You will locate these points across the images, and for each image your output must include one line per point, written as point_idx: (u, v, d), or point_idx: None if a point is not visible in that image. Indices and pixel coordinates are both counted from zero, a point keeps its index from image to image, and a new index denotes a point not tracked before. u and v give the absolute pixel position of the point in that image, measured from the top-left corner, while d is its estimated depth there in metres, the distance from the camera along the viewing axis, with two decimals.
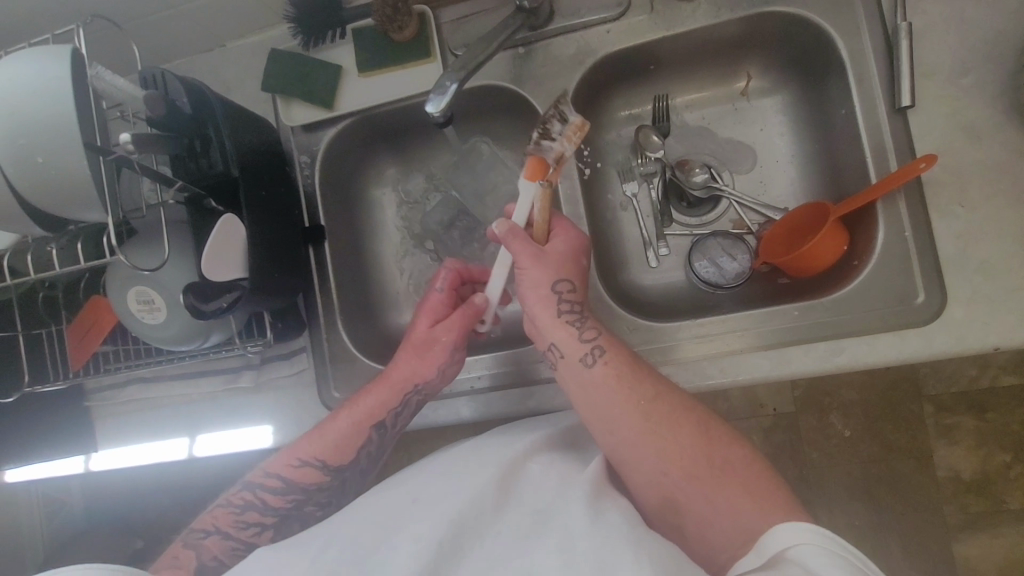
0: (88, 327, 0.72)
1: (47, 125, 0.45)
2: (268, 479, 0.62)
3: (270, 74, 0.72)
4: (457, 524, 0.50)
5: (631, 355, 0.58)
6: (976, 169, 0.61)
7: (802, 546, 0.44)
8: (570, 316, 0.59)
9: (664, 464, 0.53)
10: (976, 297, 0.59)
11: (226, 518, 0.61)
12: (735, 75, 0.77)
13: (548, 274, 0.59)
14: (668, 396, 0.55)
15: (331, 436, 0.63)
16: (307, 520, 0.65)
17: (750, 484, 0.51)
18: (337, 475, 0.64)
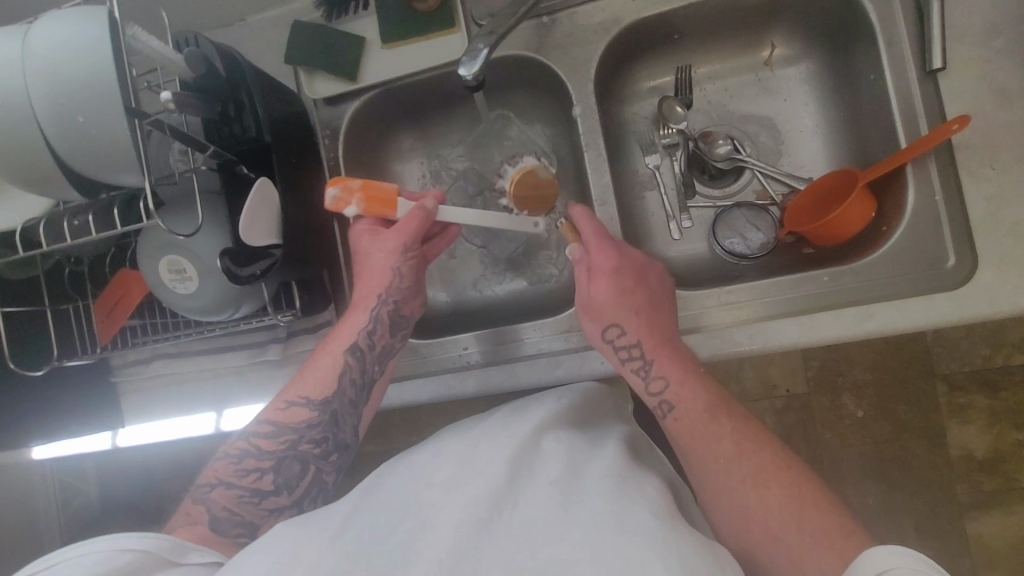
0: (118, 301, 0.73)
1: (88, 86, 0.45)
2: (262, 428, 0.61)
3: (293, 46, 0.72)
4: (475, 503, 0.45)
5: (703, 412, 0.59)
6: (1007, 132, 0.60)
7: (894, 571, 0.43)
8: (636, 363, 0.62)
9: (739, 512, 0.54)
10: (1007, 261, 0.59)
11: (229, 470, 0.60)
12: (759, 45, 0.77)
13: (600, 322, 0.64)
14: (750, 452, 0.56)
15: (315, 371, 0.63)
16: (308, 467, 0.61)
17: (827, 527, 0.50)
18: (326, 407, 0.62)
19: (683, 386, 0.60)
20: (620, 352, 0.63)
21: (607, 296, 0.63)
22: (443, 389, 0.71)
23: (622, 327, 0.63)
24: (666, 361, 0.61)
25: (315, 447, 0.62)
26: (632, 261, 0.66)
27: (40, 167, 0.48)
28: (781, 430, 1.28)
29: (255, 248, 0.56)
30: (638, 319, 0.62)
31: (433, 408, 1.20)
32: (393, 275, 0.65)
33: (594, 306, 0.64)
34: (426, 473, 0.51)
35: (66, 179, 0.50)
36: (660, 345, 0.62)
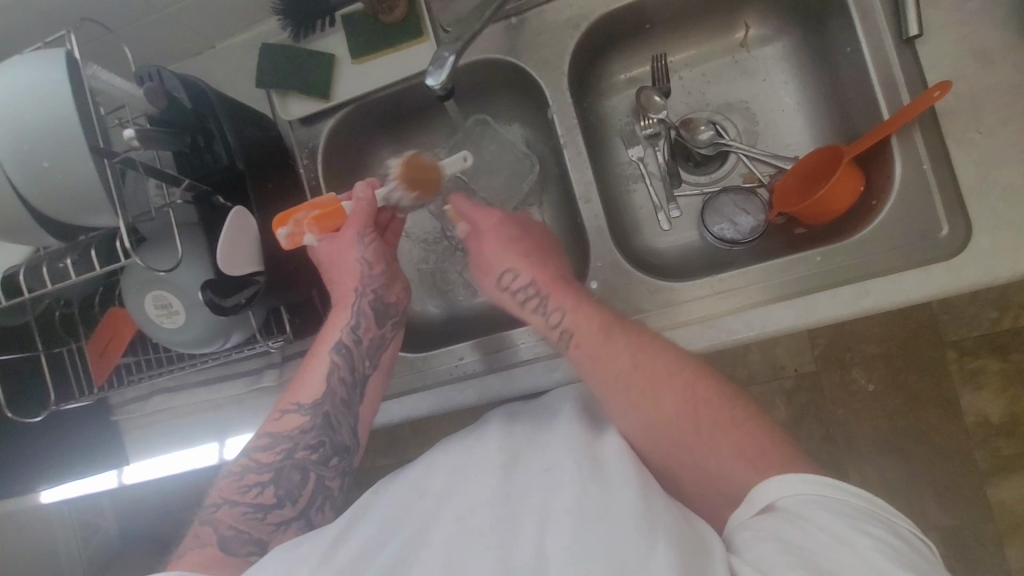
0: (109, 338, 0.72)
1: (51, 132, 0.45)
2: (259, 441, 0.61)
3: (263, 69, 0.71)
4: (466, 516, 0.50)
5: (598, 331, 0.60)
6: (992, 93, 0.59)
7: (789, 495, 0.47)
8: (533, 302, 0.66)
9: (655, 415, 0.55)
10: (1001, 226, 0.58)
11: (231, 486, 0.59)
12: (733, 27, 0.76)
13: (493, 276, 0.69)
14: (646, 359, 0.57)
15: (305, 377, 0.64)
16: (309, 474, 0.60)
17: (746, 430, 0.52)
18: (316, 410, 0.62)
19: (579, 314, 0.62)
20: (518, 296, 0.67)
21: (494, 248, 0.69)
22: (443, 399, 0.71)
23: (514, 270, 0.67)
24: (563, 296, 0.64)
25: (313, 452, 0.61)
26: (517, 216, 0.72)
27: (12, 214, 0.48)
28: (791, 411, 1.27)
29: (235, 277, 0.55)
30: (528, 262, 0.67)
31: (440, 415, 1.20)
32: (359, 265, 0.64)
33: (480, 263, 0.70)
34: (417, 486, 0.55)
35: (40, 225, 0.49)
36: (553, 280, 0.65)
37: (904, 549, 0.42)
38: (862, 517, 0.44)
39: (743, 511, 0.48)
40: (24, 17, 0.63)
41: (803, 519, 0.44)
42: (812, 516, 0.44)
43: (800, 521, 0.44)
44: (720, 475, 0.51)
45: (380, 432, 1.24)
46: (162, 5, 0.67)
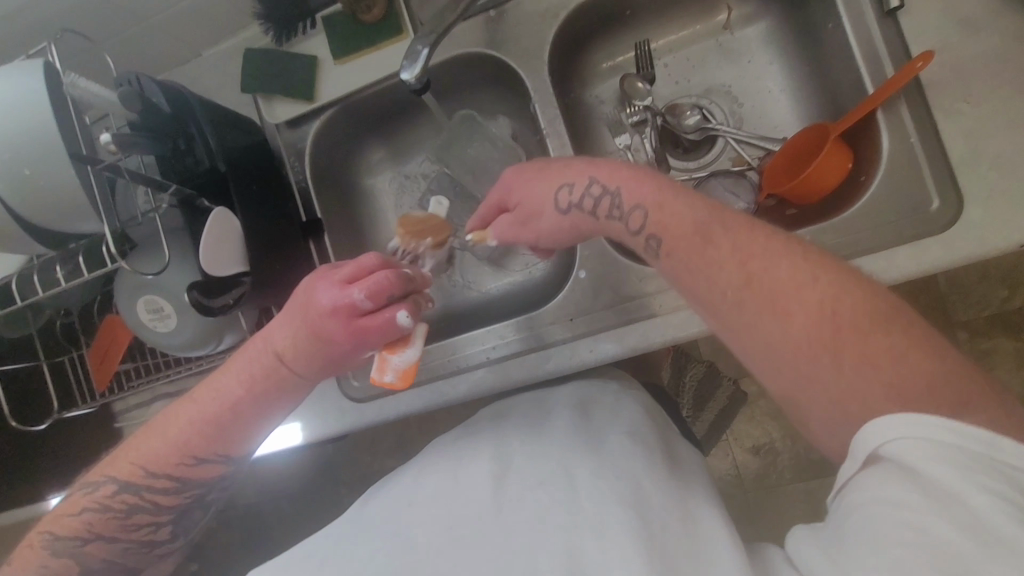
0: (108, 345, 0.73)
1: (31, 140, 0.46)
2: (154, 461, 0.52)
3: (248, 75, 0.72)
4: (455, 526, 0.49)
5: (694, 232, 0.49)
6: (978, 63, 0.58)
7: (899, 445, 0.37)
8: (609, 213, 0.55)
9: (780, 347, 0.43)
10: (993, 198, 0.57)
11: (111, 496, 0.51)
12: (716, 10, 0.75)
13: (550, 204, 0.58)
14: (763, 273, 0.44)
15: (222, 436, 0.53)
16: (211, 506, 0.57)
17: (925, 377, 0.38)
18: (240, 465, 0.56)
19: (665, 209, 0.51)
20: (585, 204, 0.56)
21: (539, 182, 0.58)
22: (437, 395, 0.71)
23: (572, 183, 0.56)
24: (642, 189, 0.53)
25: (219, 492, 0.56)
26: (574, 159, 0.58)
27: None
28: None
29: (223, 277, 0.56)
30: (595, 168, 0.56)
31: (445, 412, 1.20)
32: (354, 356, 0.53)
33: (527, 206, 0.59)
34: (408, 495, 0.55)
35: (26, 232, 0.50)
36: (636, 175, 0.54)
37: None
38: (985, 470, 0.34)
39: (846, 467, 0.40)
40: (12, 32, 0.65)
41: (913, 475, 0.35)
42: (925, 470, 0.35)
43: (907, 481, 0.35)
44: (867, 408, 0.39)
45: (386, 431, 1.24)
46: (144, 14, 0.68)
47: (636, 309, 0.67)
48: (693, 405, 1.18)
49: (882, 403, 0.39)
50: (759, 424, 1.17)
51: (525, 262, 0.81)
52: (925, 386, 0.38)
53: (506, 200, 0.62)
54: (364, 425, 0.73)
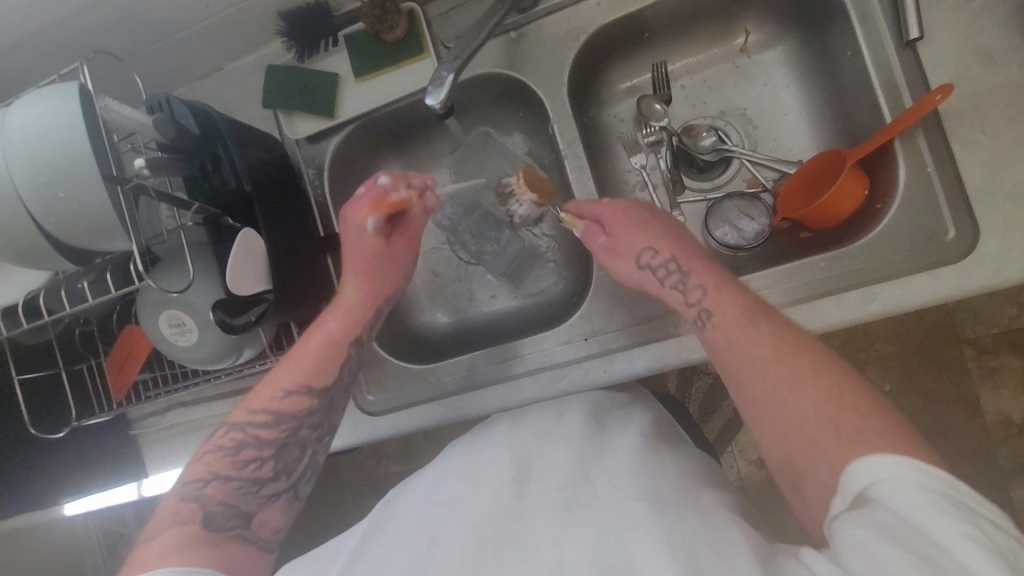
0: (127, 356, 0.74)
1: (64, 162, 0.46)
2: (247, 427, 0.59)
3: (269, 91, 0.73)
4: (471, 545, 0.47)
5: (744, 320, 0.54)
6: (997, 94, 0.58)
7: (881, 484, 0.40)
8: (671, 278, 0.61)
9: (781, 428, 0.49)
10: (1009, 226, 0.58)
11: (201, 466, 0.57)
12: (733, 32, 0.75)
13: (629, 258, 0.63)
14: (787, 355, 0.51)
15: (274, 395, 0.61)
16: (308, 449, 0.62)
17: (885, 432, 0.44)
18: (324, 394, 0.63)
19: (722, 295, 0.57)
20: (659, 274, 0.61)
21: (634, 229, 0.63)
22: (450, 411, 0.72)
23: (652, 246, 0.62)
24: (705, 273, 0.59)
25: (312, 428, 0.62)
26: (645, 207, 0.66)
27: (29, 244, 0.50)
28: None
29: (247, 295, 0.57)
30: (667, 239, 0.62)
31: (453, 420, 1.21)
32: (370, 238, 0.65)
33: (612, 247, 0.64)
34: (410, 526, 0.52)
35: (57, 252, 0.51)
36: (693, 258, 0.61)
37: (1005, 551, 0.36)
38: (960, 509, 0.38)
39: (836, 504, 0.43)
40: (42, 49, 0.66)
41: (897, 513, 0.38)
42: (903, 507, 0.38)
43: (891, 513, 0.38)
44: (831, 443, 0.45)
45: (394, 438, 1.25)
46: (170, 31, 0.69)
47: (650, 330, 0.68)
48: (701, 412, 1.16)
49: (864, 447, 0.43)
50: None
51: (539, 279, 0.81)
52: (885, 432, 0.44)
53: (608, 220, 0.65)
54: (378, 438, 0.74)
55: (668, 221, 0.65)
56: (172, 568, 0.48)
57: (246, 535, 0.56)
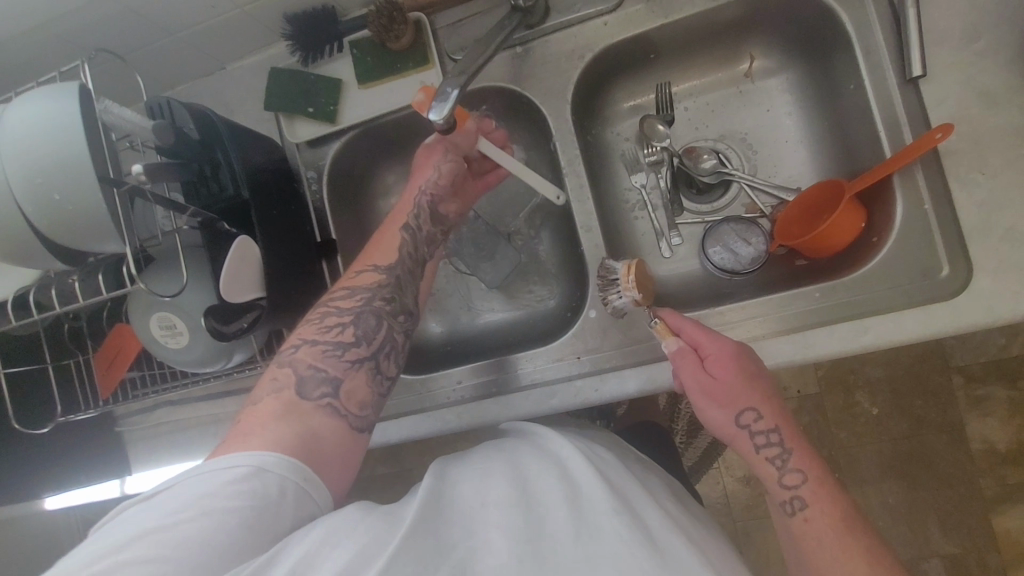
0: (116, 354, 0.74)
1: (59, 163, 0.46)
2: (324, 319, 0.58)
3: (270, 93, 0.73)
4: (541, 537, 0.43)
5: (836, 512, 0.53)
6: (995, 135, 0.59)
7: None
8: (770, 450, 0.55)
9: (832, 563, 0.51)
10: (1003, 266, 0.58)
11: (336, 366, 0.55)
12: (739, 57, 0.76)
13: (732, 407, 0.56)
14: (842, 520, 0.52)
15: (319, 322, 0.58)
16: (383, 322, 0.60)
17: None
18: (392, 271, 0.63)
19: (823, 488, 0.54)
20: (757, 439, 0.56)
21: (739, 380, 0.56)
22: (438, 424, 0.71)
23: (757, 408, 0.56)
24: (807, 457, 0.55)
25: (388, 302, 0.61)
26: (746, 350, 0.59)
27: (23, 243, 0.49)
28: None
29: (239, 303, 0.56)
30: (772, 402, 0.56)
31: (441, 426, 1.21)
32: (431, 172, 0.70)
33: (712, 391, 0.57)
34: (481, 491, 0.48)
35: (50, 253, 0.50)
36: (797, 433, 0.56)
37: None
38: None
39: None
40: (43, 43, 0.65)
41: None
42: None
43: None
44: None
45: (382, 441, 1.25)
46: (174, 30, 0.68)
47: (643, 351, 0.68)
48: (689, 427, 1.15)
49: None
50: None
51: (533, 294, 0.81)
52: None
53: (705, 352, 0.58)
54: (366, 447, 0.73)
55: (765, 377, 0.58)
56: (258, 450, 0.48)
57: (335, 406, 0.54)
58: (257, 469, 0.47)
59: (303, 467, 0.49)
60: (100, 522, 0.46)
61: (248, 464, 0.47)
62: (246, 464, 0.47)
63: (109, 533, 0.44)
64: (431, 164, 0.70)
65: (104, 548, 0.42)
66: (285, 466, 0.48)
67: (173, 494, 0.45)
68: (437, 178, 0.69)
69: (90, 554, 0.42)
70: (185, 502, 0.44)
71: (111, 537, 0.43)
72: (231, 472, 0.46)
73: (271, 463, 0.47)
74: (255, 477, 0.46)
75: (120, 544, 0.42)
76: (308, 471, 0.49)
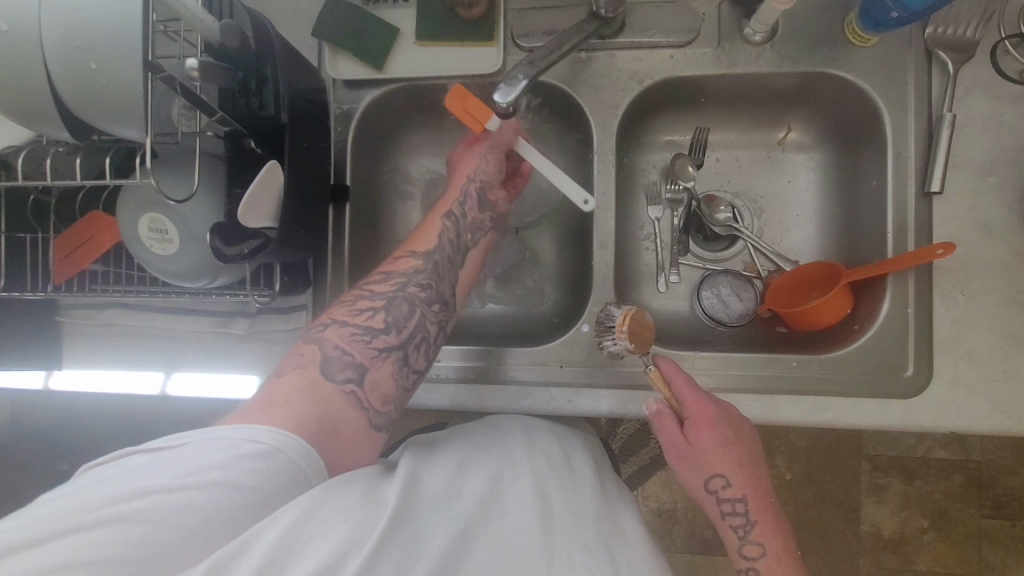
0: (83, 242, 0.69)
1: (103, 30, 0.42)
2: (356, 301, 0.59)
3: (323, 21, 0.70)
4: (511, 552, 0.48)
5: None
6: (982, 264, 0.65)
7: None
8: (735, 519, 0.60)
9: None
10: (956, 381, 0.64)
11: (363, 353, 0.55)
12: (777, 124, 0.79)
13: (702, 474, 0.61)
14: None
15: (349, 304, 0.59)
16: (416, 309, 0.60)
17: None
18: (429, 258, 0.63)
19: (777, 565, 0.58)
20: (724, 506, 0.61)
21: (714, 451, 0.60)
22: None
23: (728, 480, 0.60)
24: (770, 532, 0.60)
25: (423, 291, 0.61)
26: (731, 419, 0.61)
27: (37, 108, 0.45)
28: None
29: (247, 227, 0.53)
30: (743, 474, 0.60)
31: None
32: (479, 162, 0.69)
33: (687, 456, 0.61)
34: (455, 486, 0.53)
35: (63, 123, 0.46)
36: (767, 510, 0.60)
37: None
38: None
39: None
40: None
41: None
42: None
43: None
44: None
45: None
46: None
47: (623, 376, 0.70)
48: (624, 451, 1.16)
49: None
50: (668, 489, 1.27)
51: (528, 292, 0.82)
52: None
53: (688, 419, 0.61)
54: None
55: (746, 449, 0.61)
56: (277, 427, 0.47)
57: (355, 391, 0.53)
58: (272, 450, 0.46)
59: (317, 456, 0.48)
60: (102, 460, 0.45)
61: (268, 439, 0.46)
62: (264, 442, 0.46)
63: (110, 476, 0.43)
64: (480, 153, 0.69)
65: (101, 494, 0.41)
66: (301, 452, 0.47)
67: (184, 453, 0.44)
68: (487, 166, 0.68)
69: (87, 500, 0.40)
70: (194, 466, 0.43)
71: (111, 484, 0.42)
72: (246, 447, 0.45)
73: (289, 446, 0.47)
74: (269, 458, 0.45)
75: (122, 493, 0.41)
76: (320, 462, 0.48)
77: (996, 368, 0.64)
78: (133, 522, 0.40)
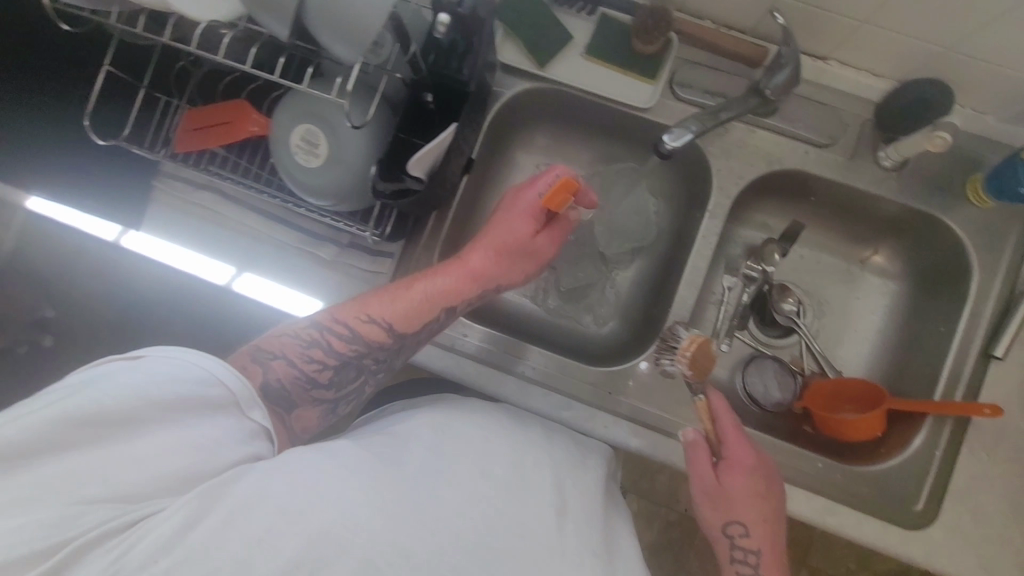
0: (222, 125, 0.70)
1: None
2: (312, 344, 0.61)
3: (509, 5, 0.73)
4: (527, 537, 0.51)
5: None
6: (1013, 433, 0.70)
7: None
8: (742, 564, 0.62)
9: None
10: (958, 530, 0.69)
11: (298, 393, 0.60)
12: (866, 245, 0.83)
13: (724, 516, 0.63)
14: None
15: (319, 336, 0.61)
16: (360, 376, 0.64)
17: None
18: (399, 339, 0.64)
19: None
20: (736, 552, 0.63)
21: (741, 494, 0.62)
22: (456, 368, 0.74)
23: (747, 529, 0.62)
24: None
25: (375, 362, 0.64)
26: (765, 469, 0.64)
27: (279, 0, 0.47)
28: None
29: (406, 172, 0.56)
30: (763, 527, 0.62)
31: None
32: (519, 278, 0.69)
33: (713, 496, 0.63)
34: (480, 466, 0.56)
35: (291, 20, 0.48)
36: (775, 564, 0.62)
37: None
38: None
39: None
40: None
41: None
42: None
43: None
44: None
45: None
46: None
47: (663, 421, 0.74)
48: None
49: None
50: None
51: (590, 313, 0.84)
52: None
53: (726, 457, 0.64)
54: None
55: (771, 501, 0.63)
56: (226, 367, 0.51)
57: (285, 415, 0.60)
58: (222, 382, 0.50)
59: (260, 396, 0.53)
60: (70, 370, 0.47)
61: (219, 373, 0.50)
62: (217, 373, 0.50)
63: (72, 390, 0.45)
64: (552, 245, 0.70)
65: (73, 404, 0.43)
66: (249, 389, 0.52)
67: (123, 375, 0.46)
68: (514, 276, 0.69)
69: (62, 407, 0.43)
70: (156, 387, 0.47)
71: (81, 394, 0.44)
72: (203, 374, 0.49)
73: (238, 382, 0.51)
74: (220, 390, 0.49)
75: (93, 406, 0.44)
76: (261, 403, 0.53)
77: (995, 530, 0.69)
78: (88, 440, 0.44)
